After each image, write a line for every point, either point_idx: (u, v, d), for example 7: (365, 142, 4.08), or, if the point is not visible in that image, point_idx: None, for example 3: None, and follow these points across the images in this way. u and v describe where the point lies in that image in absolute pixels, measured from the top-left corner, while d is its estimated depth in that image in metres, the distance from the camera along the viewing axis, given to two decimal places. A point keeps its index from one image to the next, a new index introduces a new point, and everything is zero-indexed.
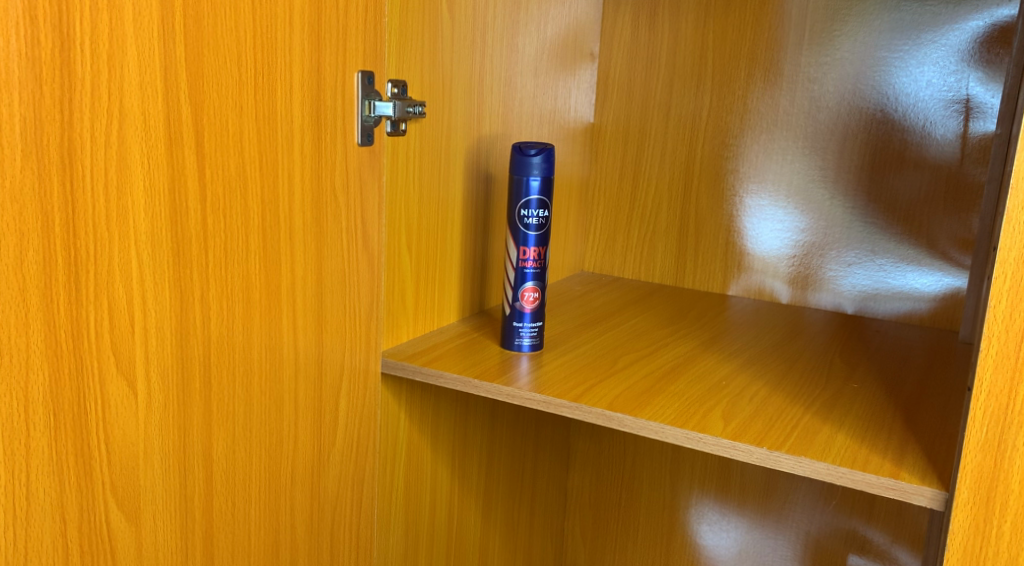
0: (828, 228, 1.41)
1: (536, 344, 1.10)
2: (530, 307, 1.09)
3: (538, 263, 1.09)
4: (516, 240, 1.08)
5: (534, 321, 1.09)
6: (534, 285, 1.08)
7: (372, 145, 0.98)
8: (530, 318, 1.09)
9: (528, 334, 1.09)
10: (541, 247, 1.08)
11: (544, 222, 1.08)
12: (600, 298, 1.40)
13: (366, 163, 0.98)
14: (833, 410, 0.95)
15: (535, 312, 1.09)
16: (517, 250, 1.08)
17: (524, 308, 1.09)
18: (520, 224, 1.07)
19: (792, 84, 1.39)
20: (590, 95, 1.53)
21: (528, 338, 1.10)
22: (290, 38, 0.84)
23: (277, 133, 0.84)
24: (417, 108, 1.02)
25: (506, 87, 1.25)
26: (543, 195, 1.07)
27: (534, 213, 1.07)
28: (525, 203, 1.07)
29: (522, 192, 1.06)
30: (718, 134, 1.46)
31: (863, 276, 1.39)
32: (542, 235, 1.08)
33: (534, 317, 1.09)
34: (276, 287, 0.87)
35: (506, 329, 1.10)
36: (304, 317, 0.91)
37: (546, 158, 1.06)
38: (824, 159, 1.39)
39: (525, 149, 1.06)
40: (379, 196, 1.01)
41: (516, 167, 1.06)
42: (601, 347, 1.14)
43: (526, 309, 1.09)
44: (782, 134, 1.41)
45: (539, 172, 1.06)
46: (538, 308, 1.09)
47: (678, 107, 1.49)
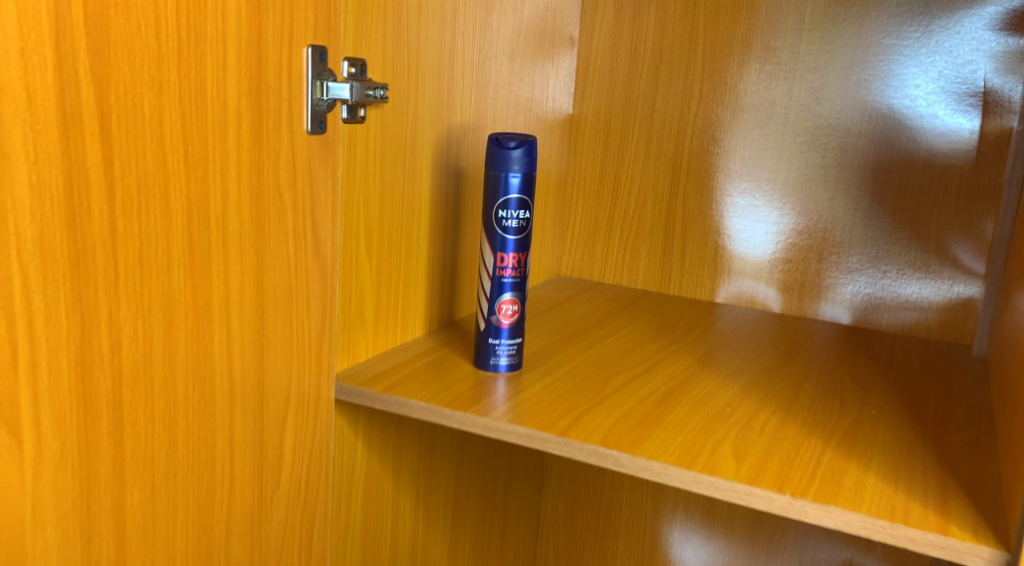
0: (828, 231, 1.29)
1: (514, 364, 0.97)
2: (508, 322, 0.95)
3: (518, 272, 0.95)
4: (492, 246, 0.94)
5: (513, 338, 0.96)
6: (512, 297, 0.95)
7: (324, 133, 0.84)
8: (507, 335, 0.96)
9: (505, 353, 0.96)
10: (520, 254, 0.95)
11: (524, 225, 0.94)
12: (581, 307, 1.27)
13: (317, 155, 0.83)
14: (857, 444, 0.83)
15: (513, 328, 0.96)
16: (493, 257, 0.95)
17: (501, 323, 0.95)
18: (497, 227, 0.94)
19: (790, 74, 1.27)
20: (568, 84, 1.40)
21: (505, 358, 0.96)
22: (224, 2, 0.70)
23: (207, 118, 0.70)
24: (381, 91, 0.88)
25: (478, 71, 1.12)
26: (525, 194, 0.93)
27: (514, 214, 0.93)
28: (503, 203, 0.93)
29: (500, 191, 0.93)
30: (709, 128, 1.34)
31: (866, 283, 1.28)
32: (522, 240, 0.95)
33: (513, 333, 0.96)
34: (205, 303, 0.72)
35: (479, 348, 0.97)
36: (236, 338, 0.76)
37: (528, 152, 0.93)
38: (824, 156, 1.27)
39: (503, 141, 0.92)
40: (333, 193, 0.87)
41: (493, 161, 0.93)
42: (587, 366, 1.00)
43: (504, 325, 0.95)
44: (779, 129, 1.29)
45: (520, 167, 0.92)
46: (516, 324, 0.96)
47: (665, 96, 1.36)
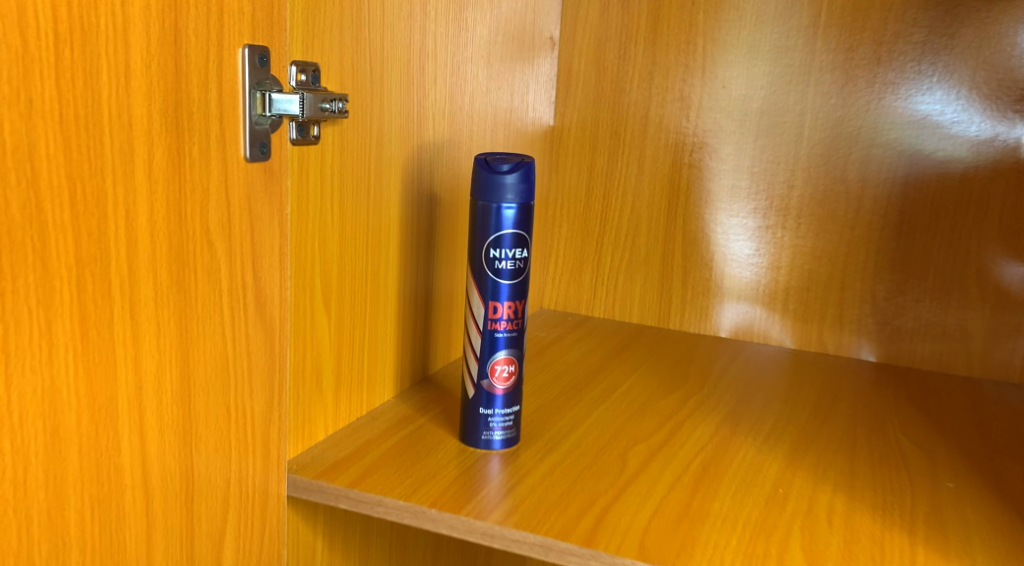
0: (850, 255, 1.13)
1: (511, 438, 0.79)
2: (504, 387, 0.77)
3: (514, 325, 0.77)
4: (482, 293, 0.76)
5: (508, 407, 0.78)
6: (508, 356, 0.77)
7: (269, 159, 0.65)
8: (502, 403, 0.78)
9: (499, 425, 0.78)
10: (518, 302, 0.77)
11: (521, 267, 0.77)
12: (574, 351, 1.09)
13: (260, 189, 0.64)
14: (949, 539, 0.67)
15: (510, 394, 0.78)
16: (484, 308, 0.77)
17: (495, 389, 0.77)
18: (489, 269, 0.76)
19: (804, 77, 1.11)
20: (549, 92, 1.22)
21: (500, 431, 0.78)
22: None
23: (104, 147, 0.50)
24: (341, 103, 0.71)
25: (452, 78, 0.93)
26: (522, 229, 0.76)
27: (509, 254, 0.76)
28: (497, 240, 0.75)
29: (492, 226, 0.75)
30: (712, 139, 1.17)
31: (895, 314, 1.12)
32: (520, 285, 0.77)
33: (509, 400, 0.78)
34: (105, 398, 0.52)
35: (468, 419, 0.79)
36: (152, 438, 0.57)
37: (524, 176, 0.75)
38: (845, 170, 1.11)
39: (495, 163, 0.74)
40: (281, 237, 0.67)
41: (482, 189, 0.75)
42: (597, 436, 0.82)
43: (497, 391, 0.77)
44: (792, 141, 1.13)
45: (515, 196, 0.74)
46: (513, 389, 0.78)
47: (660, 104, 1.19)
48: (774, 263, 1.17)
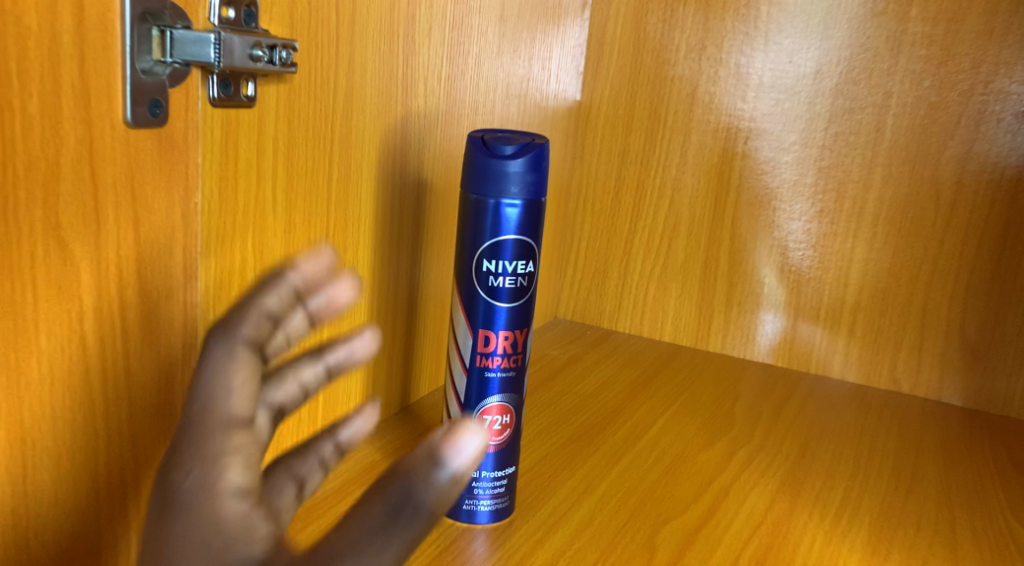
0: (936, 275, 0.92)
1: (502, 509, 0.60)
2: (496, 444, 0.59)
3: (513, 362, 0.59)
4: (471, 320, 0.58)
5: (500, 468, 0.59)
6: (502, 403, 0.59)
7: (164, 122, 0.45)
8: (492, 463, 0.58)
9: (487, 494, 0.59)
10: (518, 333, 0.58)
11: (524, 286, 0.58)
12: (592, 378, 0.90)
13: (152, 170, 0.45)
14: None
15: (502, 454, 0.59)
16: (472, 338, 0.58)
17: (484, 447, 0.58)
18: (482, 288, 0.57)
19: (893, 53, 0.90)
20: (577, 61, 1.02)
21: (488, 501, 0.59)
22: None
23: None
24: (285, 53, 0.50)
25: (455, 35, 0.73)
26: (528, 235, 0.56)
27: (508, 269, 0.57)
28: (493, 250, 0.56)
29: (488, 230, 0.56)
30: (773, 126, 0.97)
31: (990, 351, 0.91)
32: (521, 310, 0.58)
33: (501, 462, 0.59)
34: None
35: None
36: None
37: (534, 163, 0.55)
38: (937, 169, 0.90)
39: (495, 144, 0.55)
40: (189, 236, 0.48)
41: (476, 180, 0.55)
42: (615, 511, 0.64)
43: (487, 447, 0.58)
44: (873, 130, 0.93)
45: (521, 191, 0.55)
46: (508, 446, 0.59)
47: (712, 80, 0.98)
48: (841, 279, 0.96)
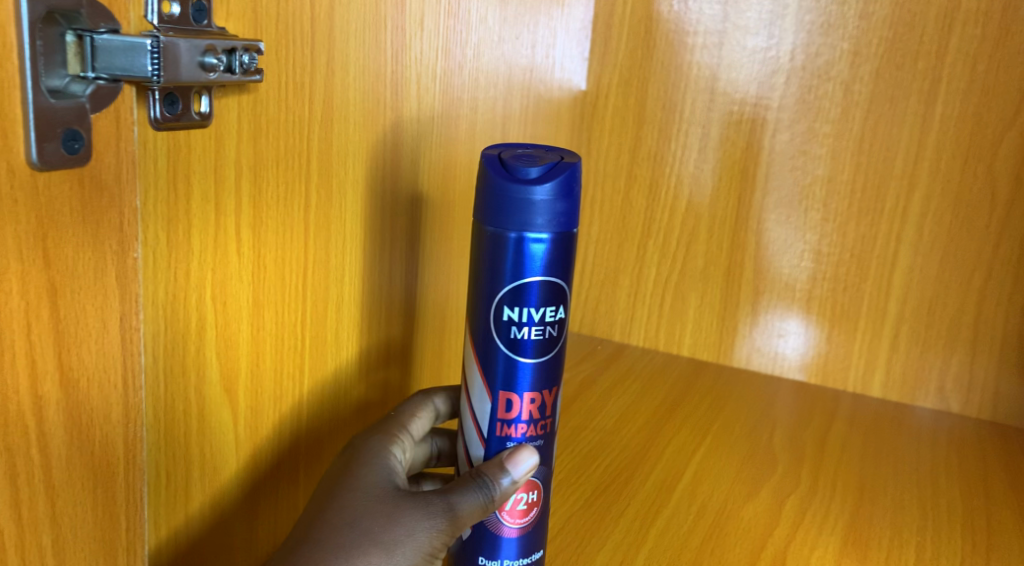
0: (990, 283, 0.83)
1: None
2: (520, 526, 0.49)
3: (540, 429, 0.48)
4: (489, 380, 0.48)
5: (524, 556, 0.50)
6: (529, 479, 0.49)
7: (88, 157, 0.34)
8: (515, 551, 0.49)
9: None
10: (546, 392, 0.48)
11: (553, 336, 0.47)
12: (612, 408, 0.80)
13: (74, 223, 0.34)
14: None
15: (528, 537, 0.49)
16: (491, 403, 0.48)
17: (505, 532, 0.49)
18: (502, 342, 0.47)
19: (943, 33, 0.80)
20: (582, 44, 0.90)
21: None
22: None
23: None
24: (247, 57, 0.39)
25: (456, 22, 0.61)
26: (559, 275, 0.46)
27: (534, 317, 0.46)
28: (515, 295, 0.46)
29: (509, 271, 0.45)
30: (805, 116, 0.86)
31: None
32: (551, 364, 0.48)
33: (526, 546, 0.50)
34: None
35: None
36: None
37: (565, 188, 0.44)
38: (993, 163, 0.81)
39: (516, 166, 0.44)
40: (128, 301, 0.37)
41: (492, 212, 0.45)
42: None
43: (509, 533, 0.49)
44: (920, 120, 0.82)
45: (549, 223, 0.44)
46: (533, 528, 0.50)
47: (736, 66, 0.87)
48: (881, 287, 0.87)
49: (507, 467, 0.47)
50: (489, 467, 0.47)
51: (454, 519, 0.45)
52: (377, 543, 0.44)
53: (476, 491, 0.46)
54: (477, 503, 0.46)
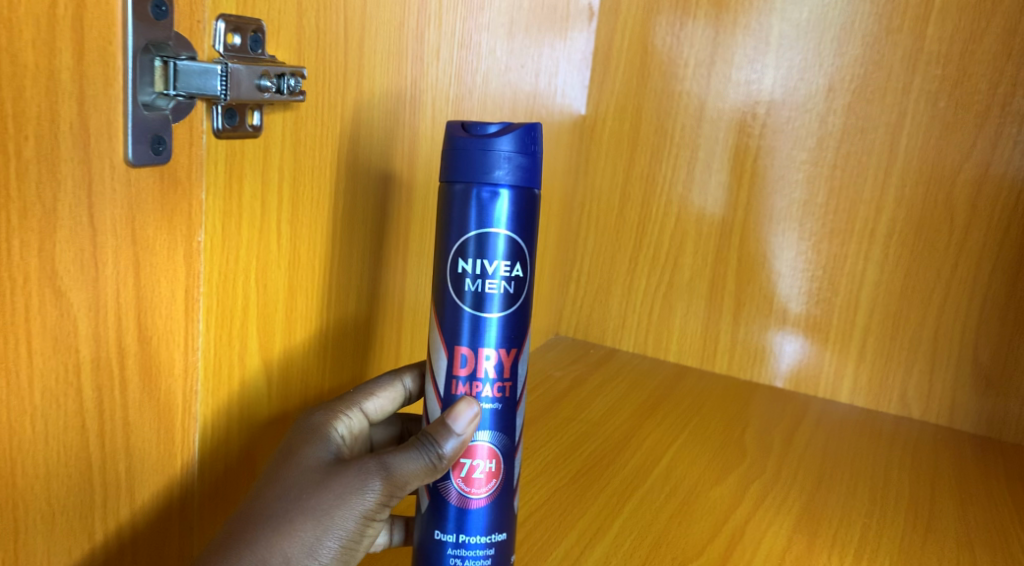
0: (949, 299, 0.90)
1: None
2: (485, 496, 0.51)
3: (498, 389, 0.51)
4: (447, 336, 0.51)
5: (490, 530, 0.51)
6: (489, 442, 0.51)
7: (168, 158, 0.43)
8: (478, 524, 0.51)
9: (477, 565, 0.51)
10: (504, 352, 0.51)
11: (514, 293, 0.50)
12: (599, 403, 0.88)
13: (157, 211, 0.43)
14: None
15: (491, 511, 0.51)
16: (448, 358, 0.51)
17: (471, 501, 0.50)
18: (459, 295, 0.50)
19: (909, 73, 0.88)
20: (583, 73, 0.99)
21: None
22: None
23: None
24: (294, 81, 0.47)
25: (467, 52, 0.70)
26: (516, 230, 0.49)
27: (495, 271, 0.50)
28: (473, 246, 0.49)
29: (468, 222, 0.49)
30: (784, 143, 0.94)
31: (1004, 378, 0.90)
32: (510, 322, 0.51)
33: (490, 521, 0.51)
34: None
35: (421, 558, 0.51)
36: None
37: (524, 143, 0.48)
38: (952, 191, 0.89)
39: (476, 125, 0.49)
40: (191, 276, 0.46)
41: (456, 166, 0.49)
42: (631, 552, 0.63)
43: (473, 503, 0.50)
44: (886, 150, 0.91)
45: (507, 174, 0.48)
46: (497, 501, 0.51)
47: (721, 96, 0.96)
48: (851, 301, 0.95)
49: (447, 425, 0.49)
50: (430, 429, 0.49)
51: (396, 480, 0.48)
52: (314, 508, 0.47)
53: (419, 452, 0.48)
54: (420, 464, 0.48)
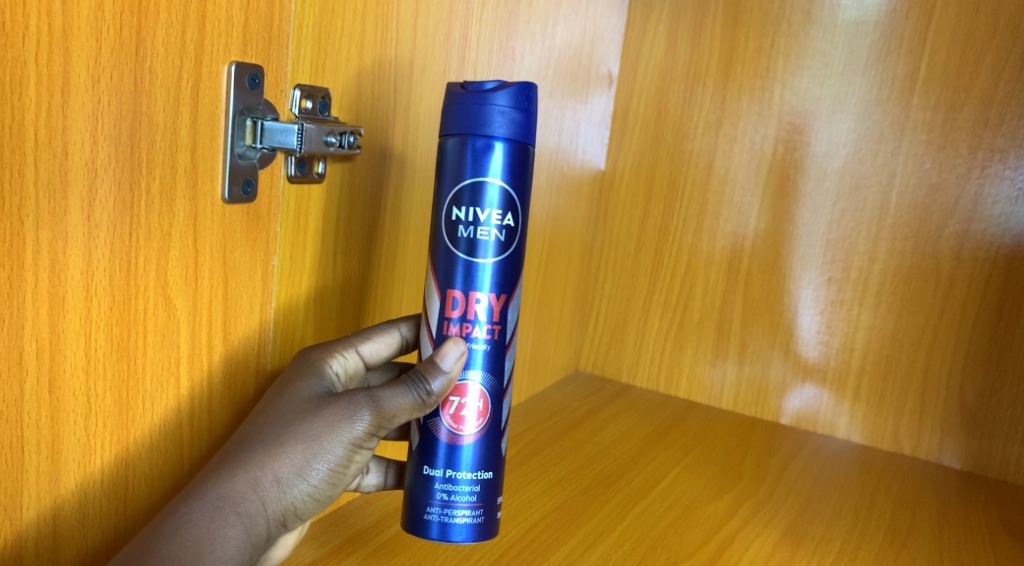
0: (936, 344, 0.98)
1: (482, 520, 0.59)
2: (473, 432, 0.59)
3: (487, 331, 0.58)
4: (443, 281, 0.58)
5: (479, 468, 0.59)
6: (479, 383, 0.59)
7: (253, 199, 0.54)
8: (468, 462, 0.58)
9: (464, 497, 0.58)
10: (494, 297, 0.58)
11: (507, 239, 0.58)
12: (612, 430, 0.97)
13: (242, 240, 0.54)
14: None
15: (478, 449, 0.59)
16: (442, 301, 0.58)
17: (461, 440, 0.58)
18: (456, 241, 0.58)
19: (897, 136, 0.98)
20: (603, 133, 1.10)
21: (465, 513, 0.58)
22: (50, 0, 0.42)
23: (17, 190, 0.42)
24: (352, 137, 0.58)
25: None
26: (509, 181, 0.57)
27: (489, 218, 0.57)
28: (469, 194, 0.57)
29: (466, 171, 0.57)
30: (785, 198, 1.04)
31: (988, 419, 0.97)
32: (500, 268, 0.58)
33: (477, 459, 0.59)
34: (4, 482, 0.44)
35: (412, 492, 0.59)
36: (67, 526, 0.48)
37: (517, 99, 0.56)
38: (937, 244, 0.97)
39: (475, 83, 0.56)
40: (266, 293, 0.56)
41: (457, 120, 0.56)
42: (630, 551, 0.71)
43: (462, 439, 0.59)
44: (879, 206, 0.99)
45: (501, 128, 0.56)
46: (485, 441, 0.59)
47: (728, 155, 1.06)
48: (847, 343, 1.03)
49: (436, 364, 0.57)
50: (420, 371, 0.56)
51: (385, 412, 0.55)
52: (307, 433, 0.54)
53: (408, 389, 0.56)
54: (408, 400, 0.56)
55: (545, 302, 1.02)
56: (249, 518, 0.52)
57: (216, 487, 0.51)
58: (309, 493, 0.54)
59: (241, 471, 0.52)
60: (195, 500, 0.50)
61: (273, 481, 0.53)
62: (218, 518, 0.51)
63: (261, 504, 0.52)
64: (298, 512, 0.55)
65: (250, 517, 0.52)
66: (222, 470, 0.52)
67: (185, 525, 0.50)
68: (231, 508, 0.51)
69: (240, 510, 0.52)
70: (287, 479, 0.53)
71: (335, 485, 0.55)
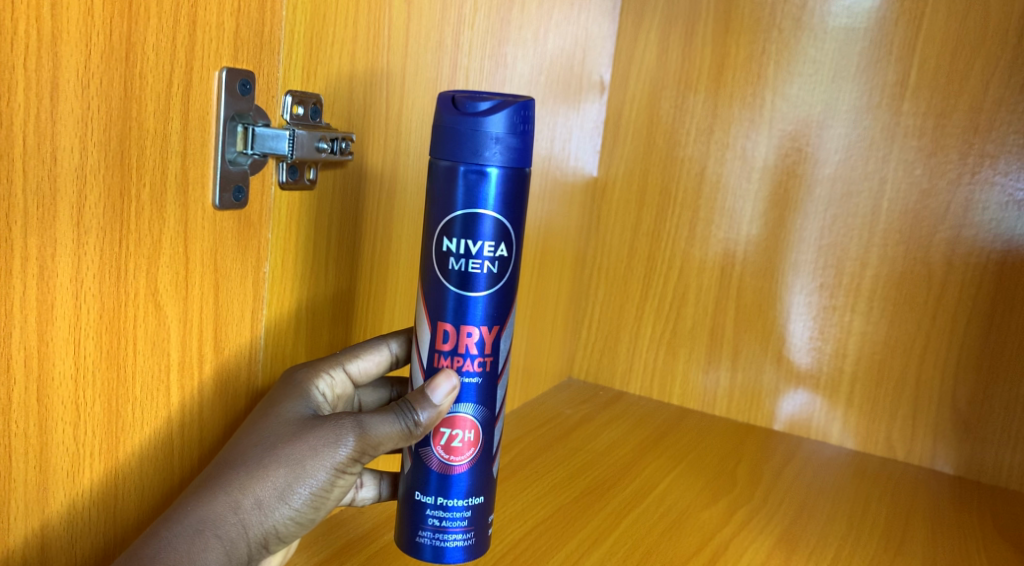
0: (928, 350, 0.98)
1: (475, 544, 0.59)
2: (467, 462, 0.58)
3: (479, 364, 0.57)
4: (433, 312, 0.57)
5: (472, 495, 0.58)
6: (472, 416, 0.58)
7: (244, 205, 0.53)
8: (462, 490, 0.58)
9: (456, 524, 0.58)
10: (486, 330, 0.57)
11: (499, 269, 0.57)
12: (606, 437, 0.97)
13: (234, 247, 0.53)
14: None
15: (470, 476, 0.58)
16: (433, 333, 0.57)
17: (456, 469, 0.58)
18: (447, 273, 0.56)
19: (888, 143, 0.98)
20: (595, 140, 1.10)
21: (458, 537, 0.58)
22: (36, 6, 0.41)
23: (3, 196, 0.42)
24: (344, 143, 0.57)
25: None
26: (501, 211, 0.55)
27: (482, 251, 0.56)
28: (461, 225, 0.56)
29: (457, 199, 0.55)
30: (776, 205, 1.04)
31: (980, 424, 0.97)
32: (493, 300, 0.57)
33: (469, 486, 0.58)
34: None
35: (404, 515, 0.59)
36: (56, 537, 0.47)
37: (513, 123, 0.54)
38: (929, 251, 0.97)
39: (468, 103, 0.54)
40: (257, 301, 0.56)
41: (448, 143, 0.54)
42: (623, 559, 0.71)
43: (459, 468, 0.58)
44: (869, 213, 1.00)
45: (496, 156, 0.54)
46: (477, 468, 0.59)
47: (719, 161, 1.06)
48: (839, 349, 1.03)
49: (427, 396, 0.56)
50: (410, 397, 0.56)
51: (370, 439, 0.54)
52: (288, 456, 0.53)
53: (396, 418, 0.55)
54: (395, 428, 0.55)
55: (538, 309, 1.01)
56: (229, 541, 0.52)
57: (196, 509, 0.51)
58: (290, 517, 0.54)
59: (222, 494, 0.51)
60: (176, 524, 0.50)
61: (254, 505, 0.52)
62: (196, 542, 0.50)
63: (241, 527, 0.52)
64: (280, 534, 0.54)
65: (231, 541, 0.52)
66: (203, 493, 0.51)
67: (163, 549, 0.49)
68: (211, 531, 0.51)
69: (220, 532, 0.51)
70: (268, 503, 0.53)
71: (318, 509, 0.54)
